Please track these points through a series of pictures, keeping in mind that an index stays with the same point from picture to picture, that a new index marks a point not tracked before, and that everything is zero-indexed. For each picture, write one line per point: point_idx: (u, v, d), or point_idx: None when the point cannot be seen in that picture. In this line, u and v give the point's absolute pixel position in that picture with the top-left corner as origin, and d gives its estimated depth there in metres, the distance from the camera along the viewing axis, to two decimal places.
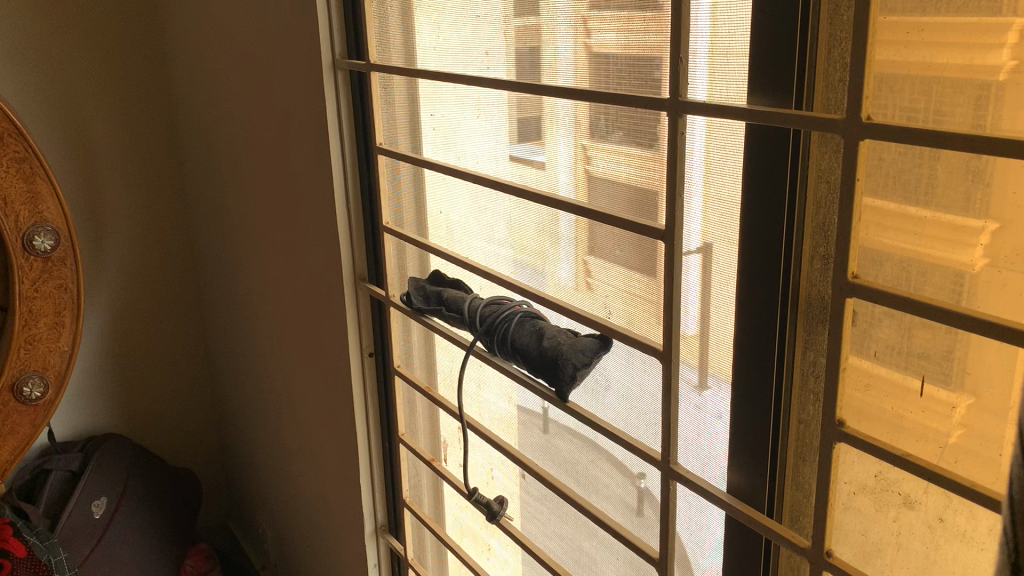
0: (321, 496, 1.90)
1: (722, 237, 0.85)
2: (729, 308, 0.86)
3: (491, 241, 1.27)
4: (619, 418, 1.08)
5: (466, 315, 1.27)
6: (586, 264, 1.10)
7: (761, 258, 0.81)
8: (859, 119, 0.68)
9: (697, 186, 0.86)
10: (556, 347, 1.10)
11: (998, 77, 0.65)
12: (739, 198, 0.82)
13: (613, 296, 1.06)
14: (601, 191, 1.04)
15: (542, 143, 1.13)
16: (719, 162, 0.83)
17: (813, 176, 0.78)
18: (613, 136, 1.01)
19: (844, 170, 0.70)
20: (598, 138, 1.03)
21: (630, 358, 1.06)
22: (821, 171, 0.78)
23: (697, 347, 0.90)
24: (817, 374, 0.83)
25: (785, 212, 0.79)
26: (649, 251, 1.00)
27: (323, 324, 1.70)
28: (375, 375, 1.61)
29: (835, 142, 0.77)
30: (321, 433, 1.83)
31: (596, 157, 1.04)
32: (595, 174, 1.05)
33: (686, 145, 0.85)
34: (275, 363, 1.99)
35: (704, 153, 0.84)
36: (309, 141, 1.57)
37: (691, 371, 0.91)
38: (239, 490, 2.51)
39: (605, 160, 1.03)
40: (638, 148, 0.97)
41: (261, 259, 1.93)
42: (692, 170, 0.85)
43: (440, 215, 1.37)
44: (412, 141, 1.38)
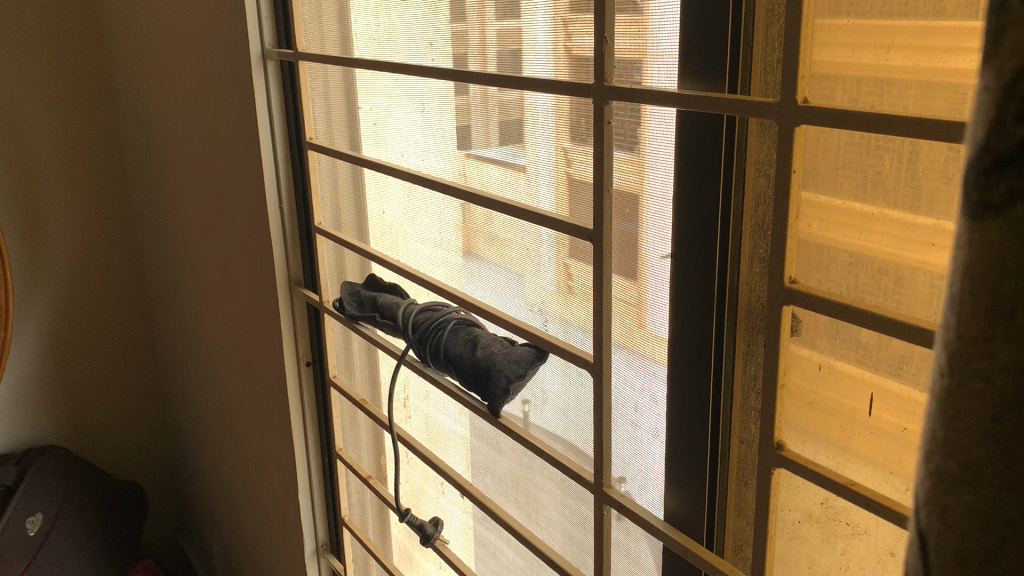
0: (264, 511, 1.81)
1: (657, 239, 0.77)
2: (664, 316, 0.78)
3: (429, 243, 1.19)
4: (555, 434, 1.01)
5: (399, 324, 1.18)
6: (565, 267, 0.95)
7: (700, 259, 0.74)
8: (796, 100, 0.60)
9: (644, 184, 0.76)
10: (490, 357, 1.02)
11: (974, 82, 0.54)
12: (671, 194, 0.74)
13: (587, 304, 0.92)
14: (581, 198, 0.90)
15: (524, 146, 0.97)
16: (649, 155, 0.75)
17: (745, 164, 0.70)
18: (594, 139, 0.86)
19: (782, 161, 0.61)
20: (577, 144, 0.90)
21: (568, 371, 0.98)
22: (751, 157, 0.69)
23: (643, 352, 0.81)
24: (757, 388, 0.75)
25: (719, 208, 0.71)
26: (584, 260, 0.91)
27: (260, 331, 1.60)
28: (313, 384, 1.52)
29: (771, 128, 0.68)
30: (261, 445, 1.74)
31: (577, 162, 0.90)
32: (575, 177, 0.90)
33: (615, 133, 0.77)
34: (218, 373, 1.89)
35: (641, 142, 0.75)
36: (241, 137, 1.47)
37: (660, 372, 0.80)
38: (187, 502, 2.41)
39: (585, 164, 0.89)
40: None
41: (202, 264, 1.83)
42: (632, 162, 0.77)
43: (379, 215, 1.28)
44: (349, 137, 1.29)
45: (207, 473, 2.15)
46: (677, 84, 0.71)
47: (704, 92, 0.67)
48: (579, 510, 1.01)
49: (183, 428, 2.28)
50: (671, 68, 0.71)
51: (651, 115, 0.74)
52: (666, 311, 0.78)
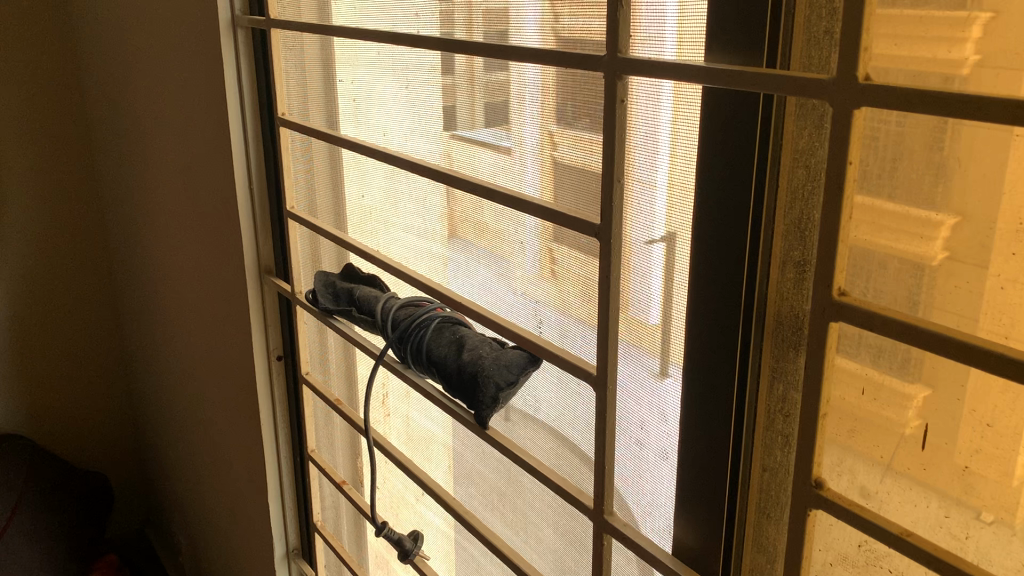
0: (232, 509, 1.70)
1: (665, 236, 0.68)
2: (679, 324, 0.69)
3: (412, 232, 1.09)
4: (544, 449, 0.90)
5: (378, 320, 1.07)
6: (549, 251, 0.85)
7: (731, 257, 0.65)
8: (856, 78, 0.49)
9: (643, 172, 0.68)
10: (477, 361, 0.92)
11: (959, 73, 0.49)
12: (693, 184, 0.65)
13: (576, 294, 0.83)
14: (566, 184, 0.81)
15: (509, 129, 0.87)
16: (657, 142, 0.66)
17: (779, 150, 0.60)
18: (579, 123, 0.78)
19: (835, 148, 0.50)
20: (565, 127, 0.80)
21: (564, 380, 0.87)
22: (788, 142, 0.60)
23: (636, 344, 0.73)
24: (786, 411, 0.65)
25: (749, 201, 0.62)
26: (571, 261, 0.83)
27: (228, 319, 1.49)
28: (284, 379, 1.42)
29: (817, 110, 0.58)
30: (229, 440, 1.63)
31: (566, 148, 0.81)
32: (565, 162, 0.80)
33: None
34: (185, 364, 1.78)
35: None
36: (207, 112, 1.36)
37: (649, 361, 0.72)
38: (155, 492, 2.30)
39: (578, 150, 0.79)
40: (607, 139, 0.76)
41: (167, 247, 1.71)
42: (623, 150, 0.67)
43: (358, 199, 1.17)
44: (326, 113, 1.18)
45: (174, 467, 2.04)
46: (704, 56, 0.61)
47: (738, 66, 0.57)
48: (571, 534, 0.92)
49: (150, 417, 2.16)
50: (696, 38, 0.61)
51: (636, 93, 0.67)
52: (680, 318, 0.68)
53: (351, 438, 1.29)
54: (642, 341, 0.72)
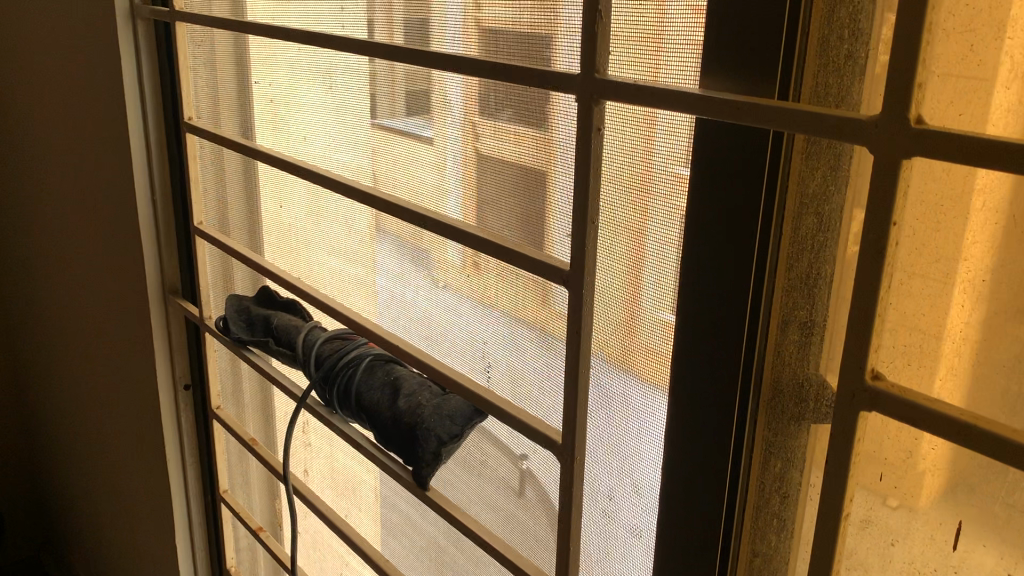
0: (133, 546, 1.54)
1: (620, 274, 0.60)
2: (659, 384, 0.59)
3: (337, 254, 0.97)
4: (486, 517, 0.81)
5: (298, 356, 0.95)
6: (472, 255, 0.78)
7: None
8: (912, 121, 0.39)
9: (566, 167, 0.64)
10: (416, 410, 0.81)
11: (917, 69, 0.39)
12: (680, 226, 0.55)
13: (497, 302, 0.76)
14: (489, 183, 0.72)
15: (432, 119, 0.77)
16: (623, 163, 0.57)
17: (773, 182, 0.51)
18: (501, 115, 0.69)
19: (877, 204, 0.41)
20: (487, 118, 0.71)
21: (514, 440, 0.76)
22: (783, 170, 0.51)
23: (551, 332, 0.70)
24: (784, 492, 0.56)
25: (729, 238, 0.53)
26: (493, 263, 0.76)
27: (124, 343, 1.33)
28: (192, 410, 1.28)
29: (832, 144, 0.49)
30: (128, 473, 1.47)
31: (489, 140, 0.71)
32: (487, 155, 0.71)
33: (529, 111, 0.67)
34: (75, 385, 1.61)
35: (548, 121, 0.65)
36: (99, 112, 1.20)
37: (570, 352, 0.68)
38: (47, 520, 2.10)
39: (500, 143, 0.70)
40: (539, 132, 0.66)
41: (55, 257, 1.53)
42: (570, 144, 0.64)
43: (276, 213, 1.05)
44: (240, 120, 1.05)
45: (64, 493, 1.86)
46: (695, 81, 0.52)
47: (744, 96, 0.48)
48: None
49: (36, 438, 1.97)
50: (690, 61, 0.52)
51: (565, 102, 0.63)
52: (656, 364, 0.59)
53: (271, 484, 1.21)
54: (612, 392, 0.62)
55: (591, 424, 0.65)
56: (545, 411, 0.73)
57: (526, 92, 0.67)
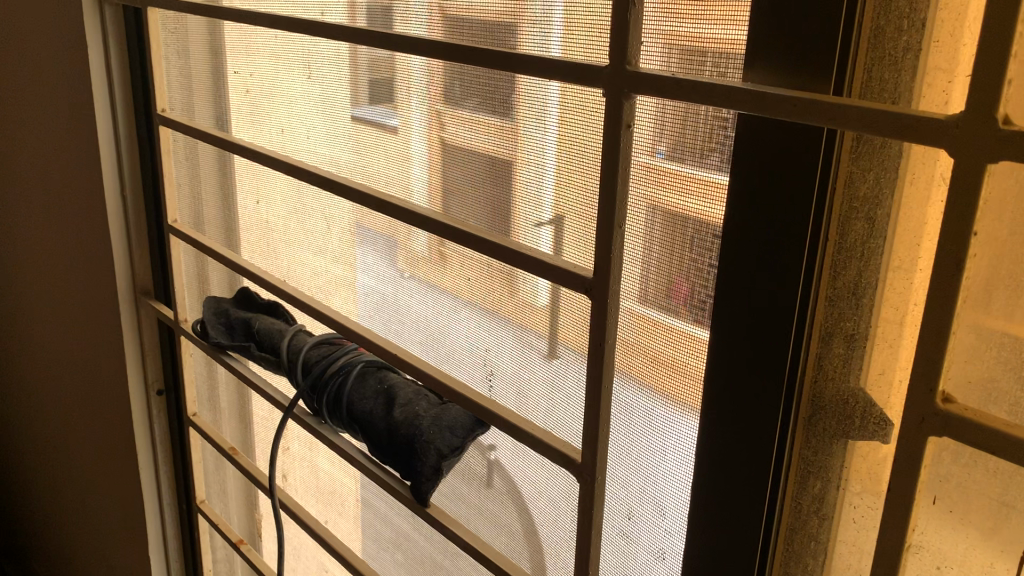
0: (103, 556, 1.48)
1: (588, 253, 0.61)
2: (689, 397, 0.55)
3: (321, 255, 0.92)
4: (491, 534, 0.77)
5: (283, 363, 0.90)
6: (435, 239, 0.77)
7: (687, 296, 0.54)
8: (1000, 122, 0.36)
9: (530, 152, 0.64)
10: (413, 421, 0.77)
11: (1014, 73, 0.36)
12: (718, 229, 0.51)
13: (464, 287, 0.75)
14: (452, 172, 0.71)
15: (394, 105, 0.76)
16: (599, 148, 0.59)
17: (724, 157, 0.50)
18: (467, 104, 0.69)
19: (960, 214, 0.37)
20: (452, 107, 0.70)
21: (519, 453, 0.73)
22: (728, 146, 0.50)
23: (518, 323, 0.70)
24: (824, 514, 0.53)
25: (699, 222, 0.52)
26: (459, 248, 0.75)
27: (91, 346, 1.27)
28: (166, 416, 1.22)
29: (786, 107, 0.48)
30: (97, 481, 1.40)
31: (454, 128, 0.71)
32: (452, 143, 0.71)
33: (492, 96, 0.66)
34: (38, 387, 1.53)
35: (512, 108, 0.65)
36: (63, 103, 1.13)
37: (536, 340, 0.69)
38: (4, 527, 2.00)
39: (466, 131, 0.69)
40: (502, 118, 0.66)
41: (15, 253, 1.46)
42: (537, 122, 0.63)
43: (253, 209, 0.99)
44: (215, 112, 0.99)
45: (25, 498, 1.78)
46: (740, 75, 0.48)
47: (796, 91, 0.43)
48: None
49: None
50: (733, 53, 0.48)
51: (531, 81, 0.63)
52: (676, 372, 0.56)
53: (252, 493, 1.15)
54: (638, 410, 0.58)
55: (615, 442, 0.61)
56: (557, 426, 0.69)
57: (487, 77, 0.67)
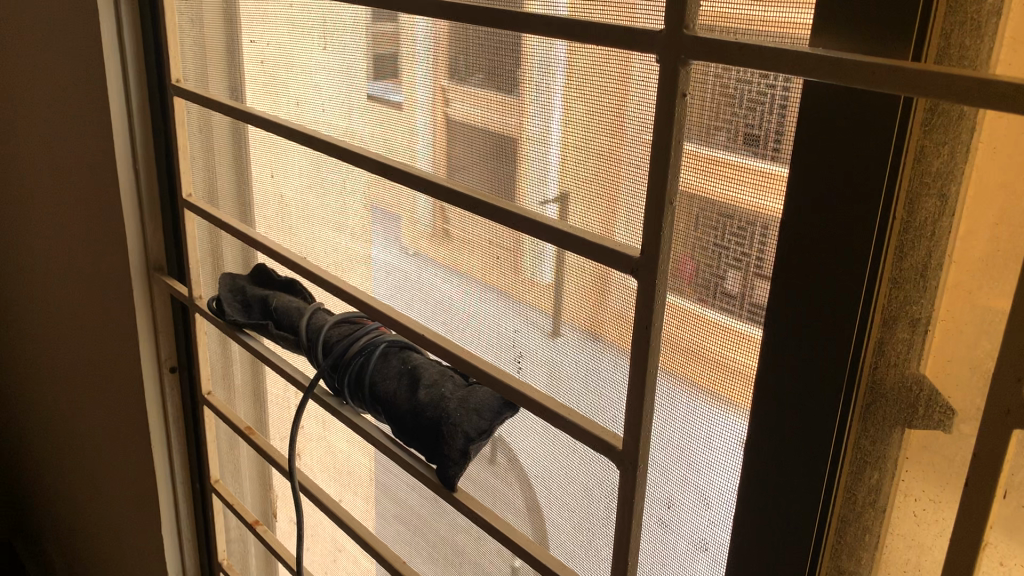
0: (115, 535, 1.46)
1: (594, 224, 0.61)
2: (739, 390, 0.53)
3: (339, 231, 0.90)
4: (521, 521, 0.75)
5: (303, 342, 0.88)
6: (441, 211, 0.77)
7: (692, 274, 0.54)
8: None
9: (536, 126, 0.63)
10: (439, 404, 0.74)
11: None
12: (730, 206, 0.51)
13: (467, 261, 0.75)
14: (459, 146, 0.71)
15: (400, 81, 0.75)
16: (611, 123, 0.59)
17: (732, 134, 0.50)
18: (472, 79, 0.68)
19: None
20: (458, 82, 0.70)
21: (551, 436, 0.70)
22: (734, 120, 0.49)
23: (523, 300, 0.70)
24: (881, 506, 0.51)
25: (700, 200, 0.52)
26: (460, 222, 0.75)
27: (102, 323, 1.24)
28: (180, 394, 1.19)
29: (782, 82, 0.47)
30: (109, 459, 1.38)
31: (458, 103, 0.70)
32: (458, 120, 0.70)
33: (498, 72, 0.66)
34: (48, 365, 1.51)
35: (519, 82, 0.64)
36: (74, 73, 1.10)
37: (541, 318, 0.69)
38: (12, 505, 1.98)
39: (473, 106, 0.69)
40: (507, 94, 0.65)
41: (24, 228, 1.43)
42: (543, 99, 0.62)
43: (270, 182, 0.96)
44: (229, 83, 0.96)
45: (36, 477, 1.77)
46: (807, 40, 0.45)
47: (872, 57, 0.41)
48: None
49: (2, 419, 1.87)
50: (802, 17, 0.45)
51: (537, 53, 0.63)
52: (722, 367, 0.53)
53: (267, 474, 1.13)
54: (681, 404, 0.56)
55: (657, 434, 0.58)
56: (593, 411, 0.66)
57: (499, 49, 0.66)
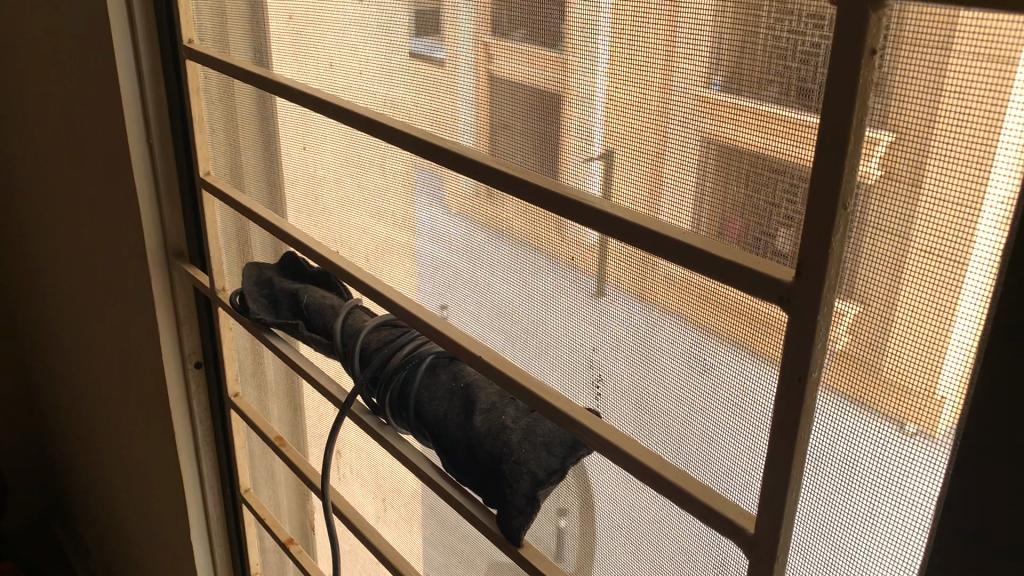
0: (149, 537, 1.36)
1: (637, 198, 0.50)
2: (859, 390, 0.41)
3: (379, 223, 0.76)
4: (571, 561, 0.65)
5: (337, 347, 0.75)
6: (492, 198, 0.63)
7: (739, 233, 0.45)
8: None
9: (582, 88, 0.51)
10: (503, 436, 0.61)
11: None
12: (788, 163, 0.42)
13: (522, 260, 0.61)
14: (505, 112, 0.57)
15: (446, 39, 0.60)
16: (652, 101, 0.47)
17: (785, 87, 0.41)
18: (518, 34, 0.54)
19: None
20: (502, 38, 0.55)
21: (633, 493, 0.57)
22: (787, 71, 0.41)
23: (563, 263, 0.58)
24: None
25: (752, 158, 0.44)
26: (518, 207, 0.60)
27: (124, 315, 1.13)
28: (206, 391, 1.08)
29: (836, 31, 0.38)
30: (139, 459, 1.27)
31: (505, 62, 0.56)
32: (506, 79, 0.56)
33: (537, 21, 0.52)
34: (72, 352, 1.41)
35: (563, 38, 0.51)
36: (81, 37, 0.97)
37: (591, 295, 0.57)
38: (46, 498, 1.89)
39: (519, 65, 0.55)
40: (550, 49, 0.52)
41: (41, 208, 1.31)
42: (588, 56, 0.50)
43: (302, 163, 0.83)
44: (253, 46, 0.82)
45: (71, 469, 1.67)
46: None
47: None
48: None
49: (33, 400, 1.78)
50: None
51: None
52: (854, 367, 0.41)
53: (302, 489, 1.01)
54: (849, 424, 0.42)
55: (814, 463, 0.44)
56: (697, 467, 0.52)
57: None
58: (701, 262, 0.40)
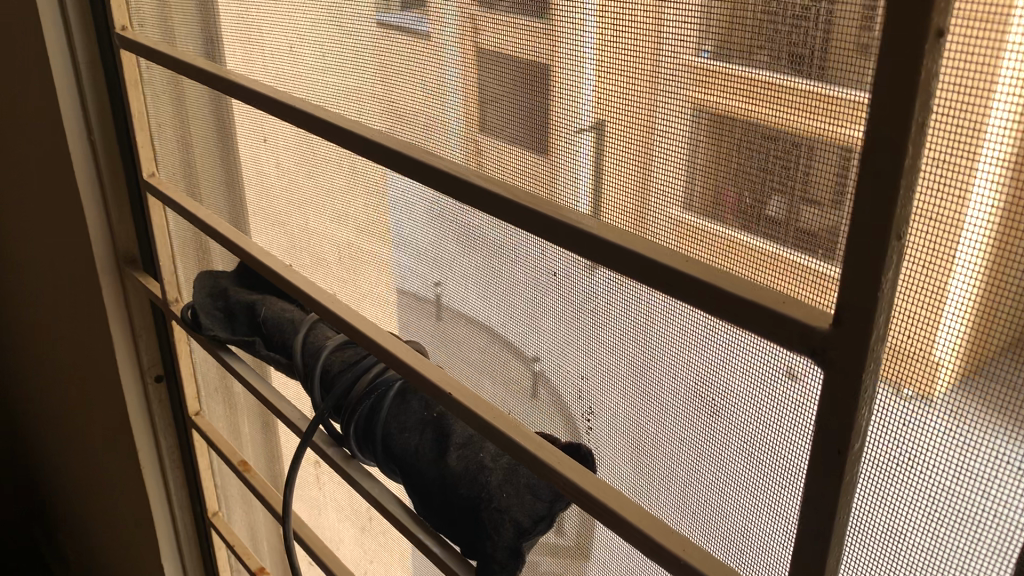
0: (126, 554, 1.29)
1: (616, 187, 0.42)
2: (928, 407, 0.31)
3: (342, 233, 0.68)
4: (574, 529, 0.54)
5: (298, 367, 0.67)
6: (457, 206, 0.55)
7: (734, 201, 0.37)
8: None
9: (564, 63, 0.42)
10: (480, 480, 0.53)
11: None
12: (778, 129, 0.34)
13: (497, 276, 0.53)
14: (492, 89, 0.47)
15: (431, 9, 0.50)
16: (639, 89, 0.39)
17: (775, 54, 0.34)
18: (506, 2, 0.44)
19: None
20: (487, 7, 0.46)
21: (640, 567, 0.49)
22: (777, 35, 0.33)
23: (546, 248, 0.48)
24: None
25: (741, 126, 0.36)
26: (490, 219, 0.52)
27: (80, 329, 1.05)
28: (168, 405, 1.00)
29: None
30: (108, 476, 1.20)
31: (493, 33, 0.46)
32: (494, 51, 0.46)
33: None
34: (36, 361, 1.32)
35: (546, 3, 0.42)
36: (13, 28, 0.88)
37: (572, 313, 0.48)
38: None
39: (508, 33, 0.45)
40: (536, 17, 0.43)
41: None
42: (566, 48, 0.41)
43: (258, 166, 0.75)
44: (198, 38, 0.73)
45: (45, 479, 1.60)
46: None
47: None
48: None
49: None
50: None
51: None
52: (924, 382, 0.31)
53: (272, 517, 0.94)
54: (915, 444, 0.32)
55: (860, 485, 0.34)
56: (706, 535, 0.44)
57: None
58: (712, 302, 0.33)
